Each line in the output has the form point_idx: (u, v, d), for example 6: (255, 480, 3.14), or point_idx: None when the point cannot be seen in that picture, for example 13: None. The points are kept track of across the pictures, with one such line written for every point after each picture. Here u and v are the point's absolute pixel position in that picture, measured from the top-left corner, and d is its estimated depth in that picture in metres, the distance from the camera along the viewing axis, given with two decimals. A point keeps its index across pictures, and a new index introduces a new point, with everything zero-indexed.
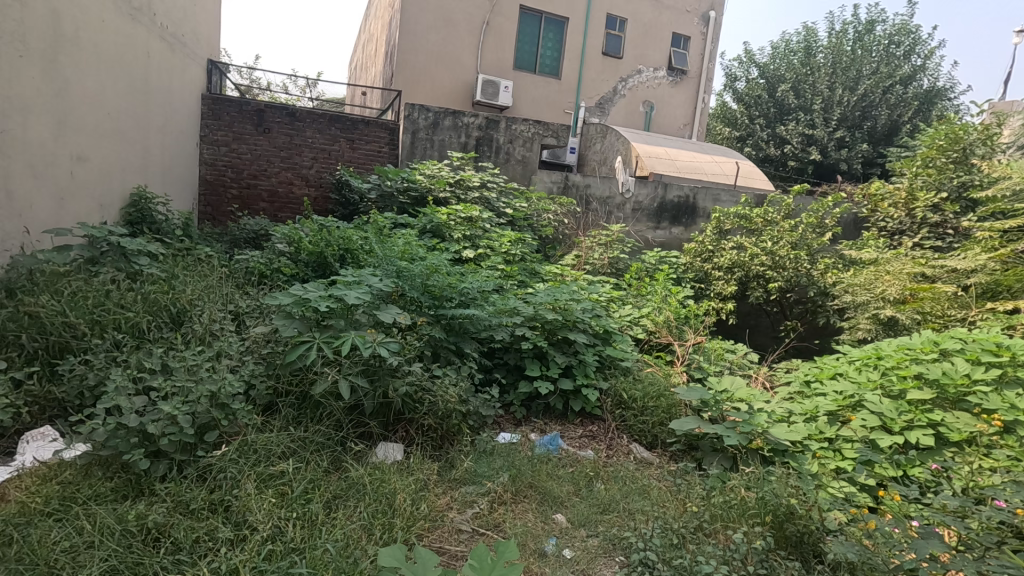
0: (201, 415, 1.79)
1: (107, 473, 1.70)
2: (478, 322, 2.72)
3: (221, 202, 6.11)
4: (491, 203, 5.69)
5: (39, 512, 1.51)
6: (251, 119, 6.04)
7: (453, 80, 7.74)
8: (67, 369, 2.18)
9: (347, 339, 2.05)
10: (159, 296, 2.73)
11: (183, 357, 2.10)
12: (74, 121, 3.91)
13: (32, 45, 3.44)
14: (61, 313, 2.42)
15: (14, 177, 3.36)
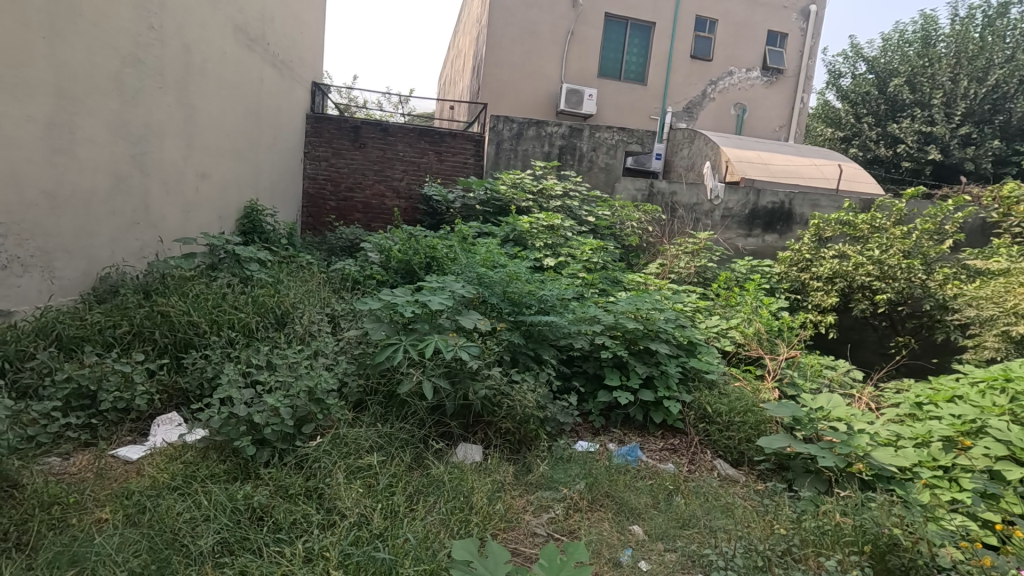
0: (299, 408, 1.95)
1: (221, 456, 1.89)
2: (557, 329, 2.74)
3: (320, 214, 6.60)
4: (573, 211, 5.75)
5: (167, 486, 1.71)
6: (348, 135, 6.49)
7: (537, 90, 7.86)
8: (191, 363, 2.46)
9: (431, 342, 2.14)
10: (267, 299, 3.01)
11: (285, 355, 2.30)
12: (200, 143, 4.41)
13: (169, 78, 3.94)
14: (187, 313, 2.73)
15: (151, 192, 3.90)
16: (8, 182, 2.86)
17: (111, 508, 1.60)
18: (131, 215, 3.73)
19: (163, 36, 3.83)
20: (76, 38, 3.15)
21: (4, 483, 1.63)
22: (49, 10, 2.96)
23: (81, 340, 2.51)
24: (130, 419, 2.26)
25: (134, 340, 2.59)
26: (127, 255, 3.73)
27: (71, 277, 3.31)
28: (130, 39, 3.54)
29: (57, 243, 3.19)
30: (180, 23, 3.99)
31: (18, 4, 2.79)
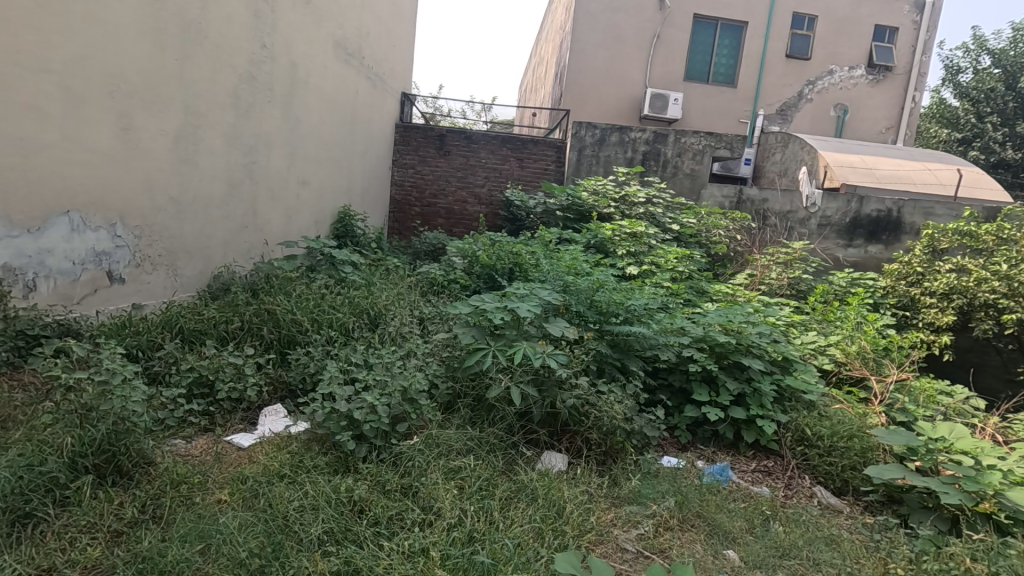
0: (395, 407, 2.03)
1: (322, 448, 2.00)
2: (643, 340, 2.68)
3: (406, 219, 6.88)
4: (656, 218, 5.63)
5: (276, 473, 1.84)
6: (434, 143, 6.73)
7: (620, 96, 7.76)
8: (295, 359, 2.63)
9: (520, 348, 2.16)
10: (361, 301, 3.16)
11: (380, 355, 2.41)
12: (302, 152, 4.73)
13: (277, 92, 4.26)
14: (291, 312, 2.92)
15: (259, 198, 4.22)
16: (142, 188, 3.20)
17: (229, 491, 1.75)
18: (241, 219, 4.06)
19: (273, 53, 4.14)
20: (202, 58, 3.47)
21: (141, 461, 1.82)
22: (181, 34, 3.29)
23: (200, 333, 2.75)
24: (242, 409, 2.44)
25: (245, 335, 2.80)
26: (237, 256, 4.06)
27: (190, 275, 3.64)
28: (246, 58, 3.87)
29: (180, 244, 3.52)
30: (288, 41, 4.31)
31: (157, 29, 3.13)
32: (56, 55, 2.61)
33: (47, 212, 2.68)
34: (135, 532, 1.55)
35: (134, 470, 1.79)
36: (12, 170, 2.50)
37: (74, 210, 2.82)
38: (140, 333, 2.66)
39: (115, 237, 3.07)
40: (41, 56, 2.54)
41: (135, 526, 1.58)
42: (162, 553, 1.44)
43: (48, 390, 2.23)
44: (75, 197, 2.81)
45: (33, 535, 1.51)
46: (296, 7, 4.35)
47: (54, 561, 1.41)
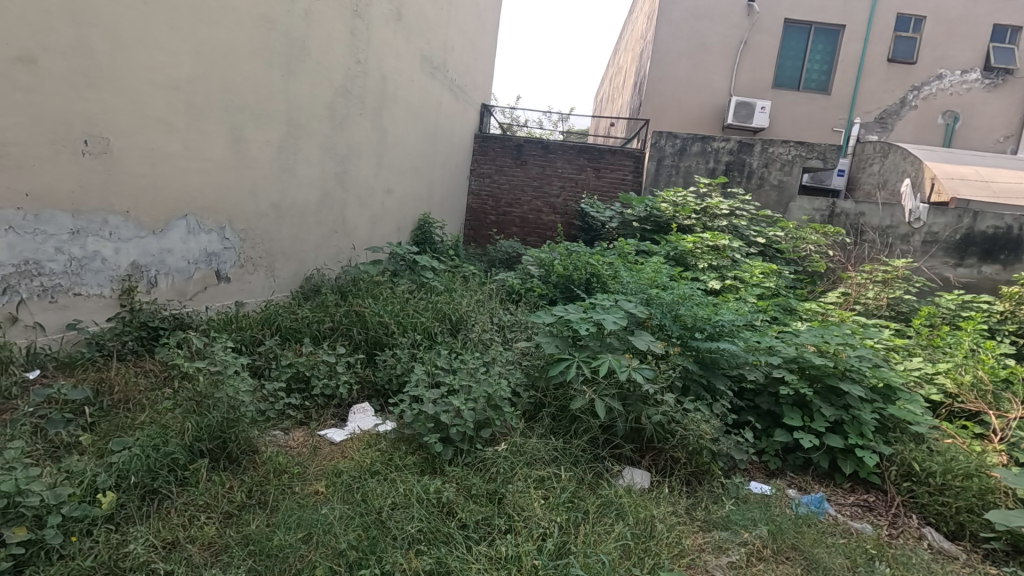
0: (480, 413, 2.07)
1: (410, 448, 2.08)
2: (731, 357, 2.56)
3: (482, 227, 7.02)
4: (740, 231, 5.41)
5: (368, 469, 1.92)
6: (511, 153, 6.83)
7: (703, 105, 7.55)
8: (383, 360, 2.74)
9: (605, 360, 2.15)
10: (443, 306, 3.25)
11: (465, 361, 2.47)
12: (388, 161, 4.94)
13: (368, 105, 4.48)
14: (378, 315, 3.05)
15: (348, 205, 4.44)
16: (248, 195, 3.45)
17: (326, 483, 1.85)
18: (332, 225, 4.28)
19: (366, 68, 4.37)
20: (304, 74, 3.73)
21: (247, 448, 1.95)
22: (287, 52, 3.55)
23: (296, 331, 2.93)
24: (333, 405, 2.55)
25: (337, 335, 2.95)
26: (327, 259, 4.29)
27: (286, 276, 3.89)
28: (343, 73, 4.10)
29: (278, 247, 3.77)
30: (380, 57, 4.53)
31: (267, 48, 3.38)
32: (183, 74, 2.88)
33: (169, 215, 2.95)
34: (244, 515, 1.67)
35: (241, 457, 1.92)
36: (143, 178, 2.78)
37: (191, 214, 3.09)
38: (244, 329, 2.86)
39: (223, 240, 3.34)
40: (170, 75, 2.82)
41: (243, 510, 1.70)
42: (268, 537, 1.55)
43: (167, 377, 2.44)
44: (192, 202, 3.08)
45: (158, 510, 1.65)
46: (389, 23, 4.57)
47: (176, 536, 1.54)
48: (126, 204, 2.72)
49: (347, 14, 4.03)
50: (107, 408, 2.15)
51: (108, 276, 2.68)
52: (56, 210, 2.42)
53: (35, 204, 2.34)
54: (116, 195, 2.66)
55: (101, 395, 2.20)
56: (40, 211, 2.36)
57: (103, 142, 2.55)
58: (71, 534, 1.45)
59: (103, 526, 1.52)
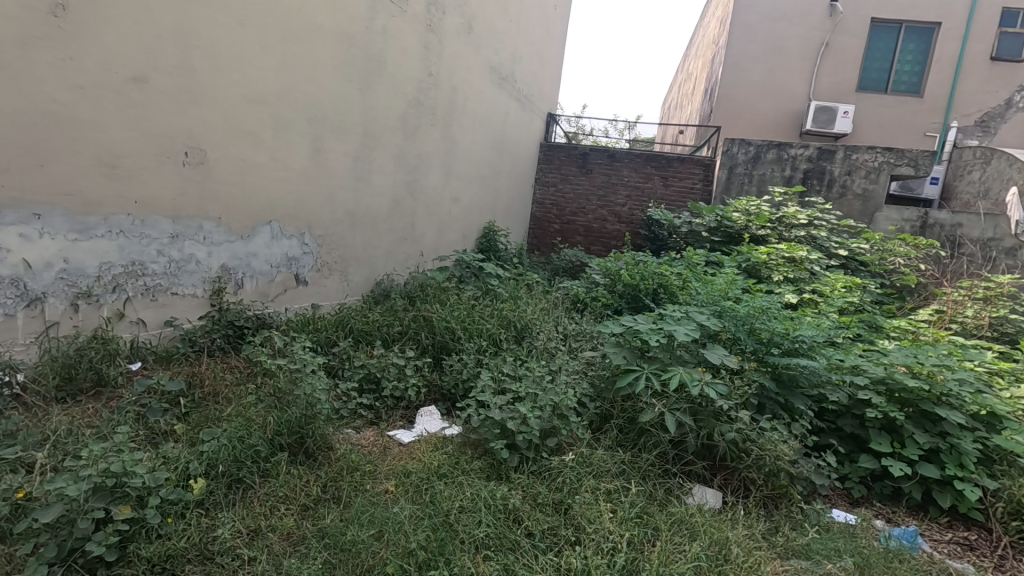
0: (546, 421, 2.08)
1: (476, 453, 2.11)
2: (812, 376, 2.41)
3: (545, 235, 7.03)
4: (820, 242, 5.12)
5: (436, 472, 1.96)
6: (577, 161, 6.80)
7: (779, 111, 7.23)
8: (450, 365, 2.79)
9: (676, 374, 2.10)
10: (509, 313, 3.27)
11: (531, 369, 2.47)
12: (456, 170, 5.05)
13: (439, 116, 4.61)
14: (445, 320, 3.11)
15: (417, 213, 4.58)
16: (326, 203, 3.63)
17: (395, 482, 1.91)
18: (402, 231, 4.42)
19: (438, 80, 4.51)
20: (380, 87, 3.88)
21: (323, 445, 2.03)
22: (365, 67, 3.72)
23: (368, 334, 3.03)
24: (402, 407, 2.61)
25: (407, 339, 3.04)
26: (396, 265, 4.43)
27: (358, 281, 4.05)
28: (416, 85, 4.24)
29: (351, 252, 3.93)
30: (451, 69, 4.66)
31: (347, 63, 3.56)
32: (271, 89, 3.08)
33: (255, 221, 3.15)
34: (319, 508, 1.74)
35: (317, 452, 2.01)
36: (234, 187, 2.98)
37: (275, 220, 3.28)
38: (320, 330, 3.00)
39: (303, 245, 3.52)
40: (261, 90, 3.02)
41: (319, 503, 1.78)
42: (342, 532, 1.60)
43: (250, 373, 2.58)
44: (276, 210, 3.27)
45: (243, 499, 1.74)
46: (460, 36, 4.69)
47: (259, 525, 1.63)
48: (218, 211, 2.93)
49: (421, 29, 4.18)
50: (198, 400, 2.30)
51: (201, 277, 2.89)
52: (159, 216, 2.64)
53: (141, 210, 2.56)
54: (210, 202, 2.87)
55: (194, 387, 2.37)
56: (145, 216, 2.58)
57: (200, 154, 2.77)
58: (168, 515, 1.55)
59: (194, 510, 1.61)
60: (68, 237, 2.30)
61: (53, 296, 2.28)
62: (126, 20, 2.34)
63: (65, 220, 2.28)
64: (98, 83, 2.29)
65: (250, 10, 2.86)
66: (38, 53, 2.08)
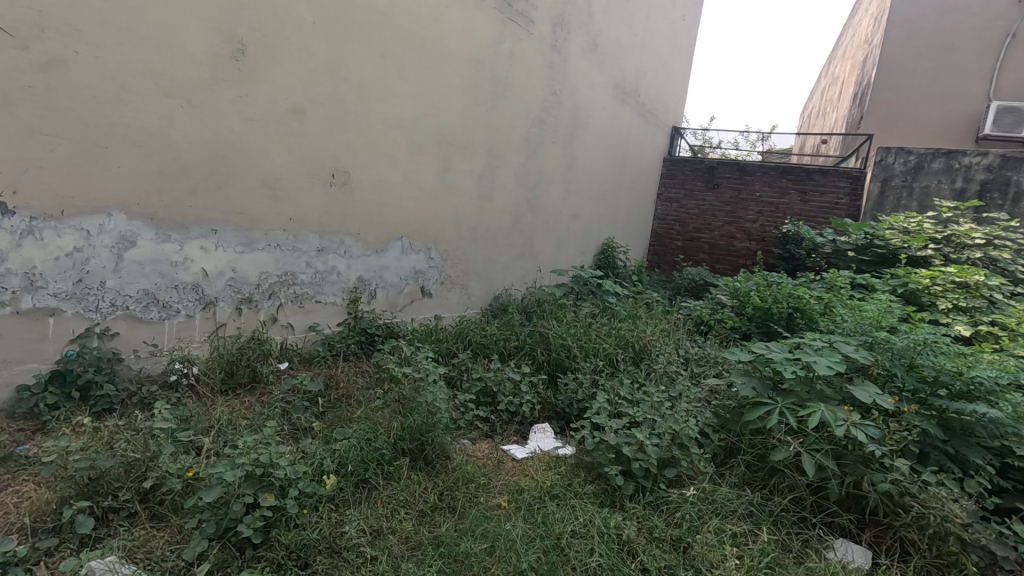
0: (664, 450, 1.99)
1: (589, 476, 2.06)
2: (994, 425, 2.01)
3: (666, 253, 6.79)
4: (1000, 265, 4.37)
5: (548, 492, 1.95)
6: (703, 175, 6.48)
7: (948, 115, 6.33)
8: (565, 383, 2.76)
9: (816, 410, 1.89)
10: (627, 333, 3.17)
11: (649, 394, 2.37)
12: (576, 187, 5.05)
13: (560, 133, 4.65)
14: (561, 337, 3.09)
15: (536, 229, 4.64)
16: (451, 220, 3.80)
17: (508, 499, 1.92)
18: (521, 247, 4.51)
19: (560, 98, 4.55)
20: (505, 107, 4.01)
21: (441, 454, 2.11)
22: (492, 89, 3.86)
23: (486, 347, 3.11)
24: (516, 422, 2.62)
25: (523, 354, 3.07)
26: (515, 280, 4.52)
27: (478, 294, 4.18)
28: (539, 104, 4.32)
29: (473, 267, 4.08)
30: (574, 87, 4.69)
31: (475, 86, 3.72)
32: (407, 114, 3.31)
33: (388, 237, 3.39)
34: (435, 516, 1.80)
35: (435, 460, 2.08)
36: (372, 205, 3.23)
37: (405, 236, 3.50)
38: (442, 341, 3.14)
39: (429, 259, 3.72)
40: (398, 116, 3.26)
41: (435, 511, 1.84)
42: (456, 542, 1.64)
43: (378, 378, 2.76)
44: (407, 226, 3.49)
45: (368, 498, 1.85)
46: (584, 54, 4.71)
47: (381, 525, 1.72)
48: (357, 227, 3.19)
49: (546, 50, 4.26)
50: (334, 400, 2.50)
51: (341, 288, 3.16)
52: (308, 232, 2.94)
53: (295, 226, 2.87)
54: (351, 219, 3.14)
55: (330, 389, 2.59)
56: (298, 232, 2.89)
57: (345, 175, 3.05)
58: (304, 507, 1.69)
59: (326, 504, 1.74)
60: (236, 250, 2.64)
61: (223, 301, 2.63)
62: (289, 60, 2.66)
63: (235, 235, 2.62)
64: (265, 115, 2.62)
65: (391, 43, 3.12)
66: (220, 92, 2.43)
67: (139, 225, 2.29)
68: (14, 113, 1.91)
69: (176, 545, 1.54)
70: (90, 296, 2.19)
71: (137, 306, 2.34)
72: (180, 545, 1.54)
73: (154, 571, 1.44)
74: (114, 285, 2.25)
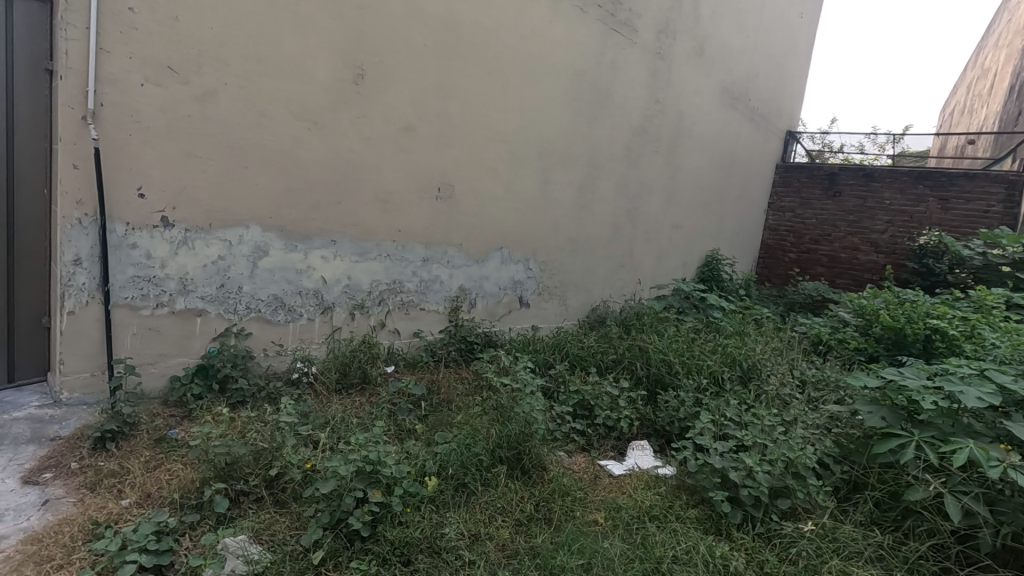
0: (777, 479, 1.85)
1: (691, 499, 1.97)
2: None
3: (778, 265, 6.32)
4: None
5: (647, 512, 1.88)
6: (821, 182, 5.98)
7: None
8: (665, 400, 2.66)
9: (962, 447, 1.66)
10: (734, 351, 2.99)
11: (760, 417, 2.22)
12: (679, 197, 4.88)
13: (663, 141, 4.53)
14: (662, 352, 2.98)
15: (636, 241, 4.53)
16: (551, 230, 3.83)
17: (605, 516, 1.88)
18: (620, 259, 4.43)
19: (664, 106, 4.44)
20: (606, 118, 3.98)
21: (537, 464, 2.11)
22: (593, 100, 3.85)
23: (583, 359, 3.08)
24: (613, 437, 2.55)
25: (621, 368, 2.99)
26: (613, 292, 4.44)
27: (575, 305, 4.16)
28: (641, 113, 4.24)
29: (571, 278, 4.07)
30: (678, 94, 4.55)
31: (577, 98, 3.74)
32: (509, 128, 3.39)
33: (489, 247, 3.48)
34: (532, 526, 1.81)
35: (532, 470, 2.08)
36: (474, 217, 3.34)
37: (505, 246, 3.57)
38: (539, 352, 3.15)
39: (528, 270, 3.76)
40: (500, 130, 3.34)
41: (531, 521, 1.84)
42: (552, 555, 1.63)
43: (477, 385, 2.83)
44: (507, 237, 3.56)
45: (467, 502, 1.89)
46: (690, 60, 4.56)
47: (479, 530, 1.75)
48: (460, 238, 3.31)
49: (649, 58, 4.17)
50: (435, 404, 2.59)
51: (444, 296, 3.29)
52: (416, 243, 3.09)
53: (403, 237, 3.03)
54: (454, 230, 3.26)
55: (432, 393, 2.69)
56: (406, 243, 3.05)
57: (450, 188, 3.18)
58: (407, 505, 1.76)
59: (427, 505, 1.80)
60: (352, 260, 2.84)
61: (338, 306, 2.84)
62: (402, 81, 2.83)
63: (351, 245, 2.83)
64: (380, 133, 2.80)
65: (496, 61, 3.22)
66: (341, 114, 2.65)
67: (271, 236, 2.55)
68: (177, 139, 2.22)
69: (295, 531, 1.67)
70: (229, 299, 2.47)
71: (267, 309, 2.60)
72: (299, 531, 1.67)
73: (276, 553, 1.58)
74: (249, 289, 2.52)
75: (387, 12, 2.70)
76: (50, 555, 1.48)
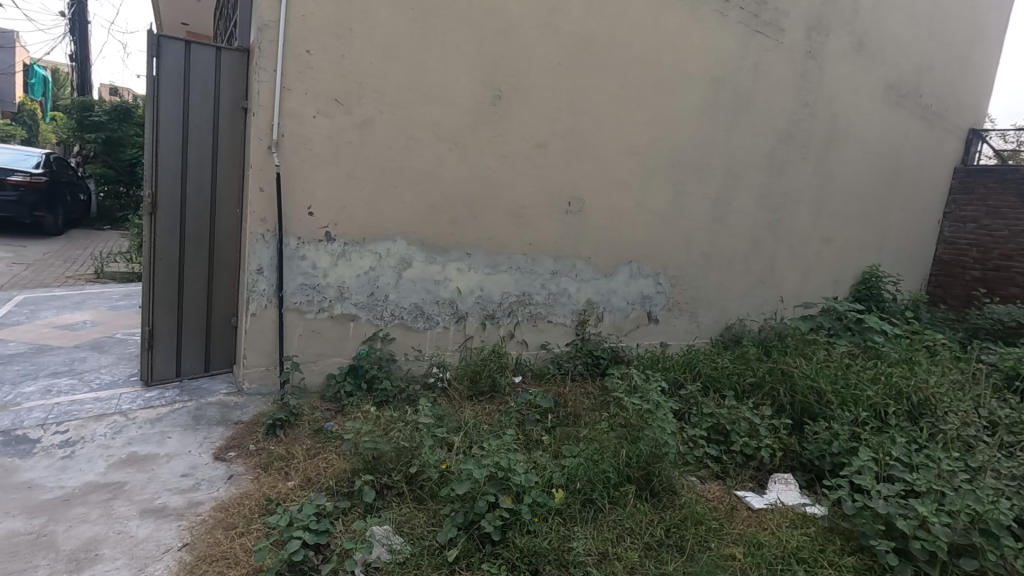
0: (960, 534, 1.59)
1: (847, 546, 1.77)
2: None
3: (956, 284, 5.44)
4: None
5: (794, 554, 1.72)
6: (1018, 188, 5.09)
7: None
8: (814, 431, 2.41)
9: None
10: (901, 382, 2.63)
11: (936, 460, 1.92)
12: (830, 207, 4.42)
13: (813, 147, 4.14)
14: (810, 378, 2.71)
15: (779, 255, 4.19)
16: (683, 244, 3.68)
17: (744, 550, 1.75)
18: (759, 274, 4.11)
19: (815, 109, 4.07)
20: (746, 125, 3.75)
21: (668, 487, 2.03)
22: (732, 107, 3.65)
23: (717, 381, 2.90)
24: (752, 467, 2.36)
25: (761, 393, 2.76)
26: (751, 309, 4.13)
27: (708, 322, 3.94)
28: (787, 118, 3.93)
29: (704, 294, 3.86)
30: (832, 95, 4.15)
31: (714, 106, 3.57)
32: (641, 140, 3.33)
33: (618, 261, 3.43)
34: (663, 552, 1.74)
35: (662, 493, 2.01)
36: (603, 230, 3.32)
37: (634, 260, 3.50)
38: (669, 370, 3.03)
39: (658, 284, 3.64)
40: (632, 142, 3.30)
41: (662, 547, 1.77)
42: None
43: (604, 401, 2.79)
44: (636, 250, 3.49)
45: (595, 519, 1.86)
46: (847, 56, 4.14)
47: (608, 549, 1.71)
48: (589, 252, 3.31)
49: (798, 58, 3.87)
50: (563, 417, 2.60)
51: (571, 309, 3.31)
52: (545, 256, 3.15)
53: (533, 250, 3.10)
54: (584, 244, 3.27)
55: (559, 406, 2.70)
56: (536, 256, 3.12)
57: (580, 202, 3.20)
58: (536, 515, 1.78)
59: (555, 516, 1.81)
60: (485, 271, 2.97)
61: (472, 315, 2.99)
62: (537, 100, 2.92)
63: (484, 258, 2.96)
64: (515, 151, 2.91)
65: (630, 74, 3.20)
66: (480, 134, 2.79)
67: (414, 249, 2.75)
68: (339, 164, 2.51)
69: (432, 527, 1.77)
70: (378, 306, 2.71)
71: (409, 316, 2.80)
72: (435, 528, 1.77)
73: (415, 545, 1.69)
74: (394, 297, 2.74)
75: (524, 34, 2.81)
76: (234, 523, 1.73)
